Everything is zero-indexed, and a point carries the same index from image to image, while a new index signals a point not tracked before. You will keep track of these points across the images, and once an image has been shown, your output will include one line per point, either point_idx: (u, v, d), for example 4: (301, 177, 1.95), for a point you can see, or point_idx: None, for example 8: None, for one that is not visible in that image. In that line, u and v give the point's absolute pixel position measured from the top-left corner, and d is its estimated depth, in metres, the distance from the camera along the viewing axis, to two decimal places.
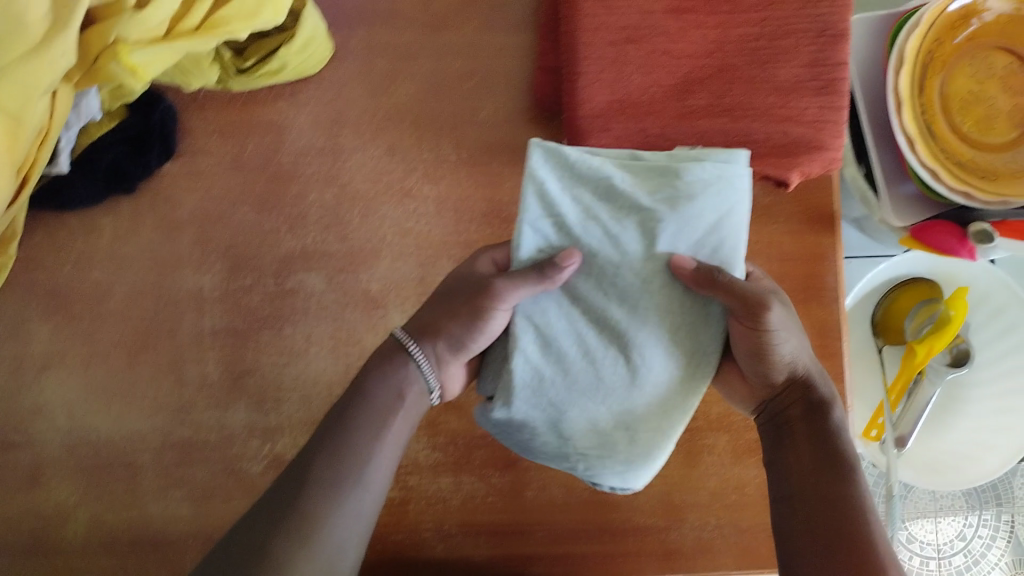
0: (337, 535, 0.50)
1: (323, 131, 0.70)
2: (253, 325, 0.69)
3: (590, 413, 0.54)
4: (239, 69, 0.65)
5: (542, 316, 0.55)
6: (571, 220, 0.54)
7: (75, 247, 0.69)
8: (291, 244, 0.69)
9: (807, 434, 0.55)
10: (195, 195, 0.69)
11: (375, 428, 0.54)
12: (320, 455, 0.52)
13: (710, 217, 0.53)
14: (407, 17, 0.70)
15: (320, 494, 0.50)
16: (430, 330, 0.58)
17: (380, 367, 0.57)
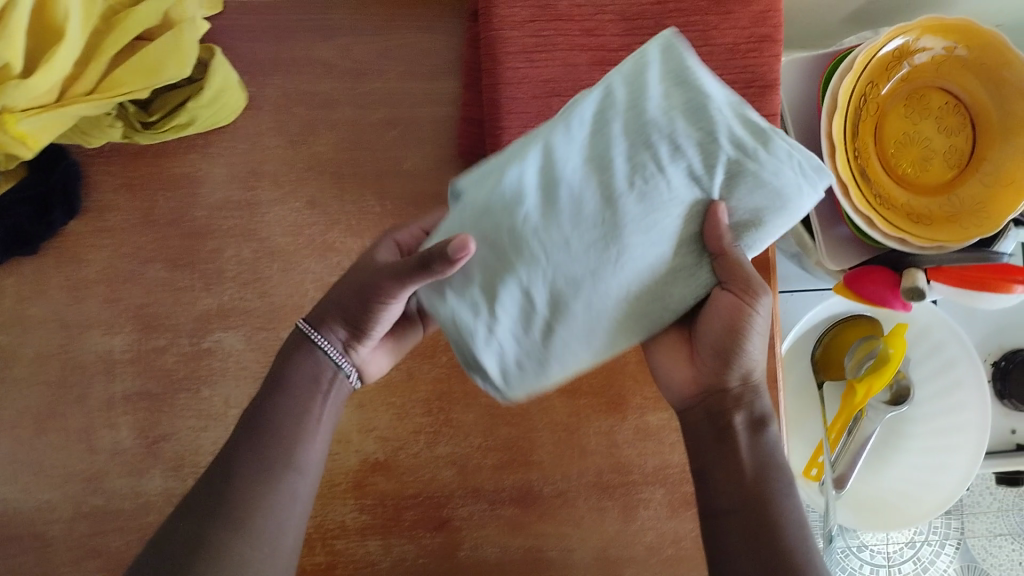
0: (274, 520, 0.49)
1: (239, 184, 0.67)
2: (169, 388, 0.66)
3: (520, 296, 0.45)
4: (144, 123, 0.63)
5: (563, 166, 0.44)
6: (649, 104, 0.44)
7: None
8: (206, 301, 0.66)
9: (746, 454, 0.51)
10: (103, 253, 0.66)
11: (301, 407, 0.54)
12: (248, 441, 0.52)
13: (766, 190, 0.44)
14: (326, 64, 0.68)
15: (250, 481, 0.50)
16: (333, 315, 0.55)
17: (287, 360, 0.55)
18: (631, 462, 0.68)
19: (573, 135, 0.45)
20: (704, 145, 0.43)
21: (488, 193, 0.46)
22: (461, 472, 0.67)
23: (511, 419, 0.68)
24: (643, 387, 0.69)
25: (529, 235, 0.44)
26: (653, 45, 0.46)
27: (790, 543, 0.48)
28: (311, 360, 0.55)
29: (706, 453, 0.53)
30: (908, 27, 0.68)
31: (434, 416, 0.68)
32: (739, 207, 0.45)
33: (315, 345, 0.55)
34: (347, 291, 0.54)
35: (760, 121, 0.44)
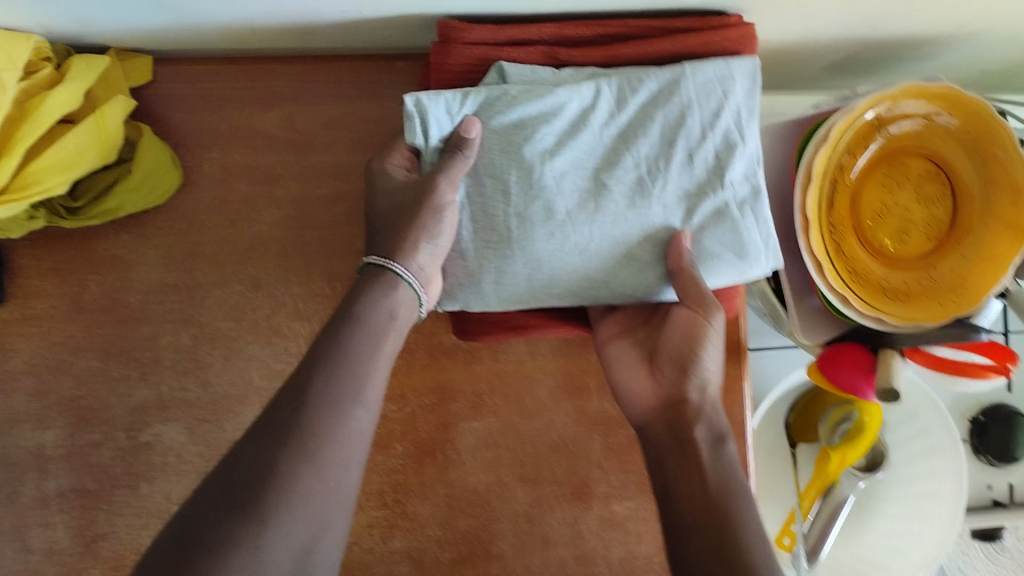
0: (341, 451, 0.46)
1: (176, 267, 0.63)
2: (105, 485, 0.62)
3: (500, 190, 0.54)
4: (70, 209, 0.59)
5: (597, 116, 0.55)
6: (691, 114, 0.55)
7: None
8: (144, 393, 0.62)
9: (711, 470, 0.51)
10: (30, 343, 0.62)
11: (365, 328, 0.50)
12: (318, 363, 0.48)
13: (742, 233, 0.55)
14: (268, 136, 0.63)
15: (321, 409, 0.46)
16: (390, 243, 0.54)
17: (357, 291, 0.52)
18: (596, 552, 0.65)
19: (615, 97, 0.55)
20: (712, 167, 0.55)
21: (538, 96, 0.54)
22: (421, 567, 0.64)
23: (471, 510, 0.64)
24: (609, 474, 0.66)
25: (539, 155, 0.54)
26: (738, 66, 0.55)
27: (749, 554, 0.47)
28: (389, 274, 0.53)
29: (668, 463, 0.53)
30: (886, 94, 0.64)
31: (389, 508, 0.64)
32: (710, 239, 0.55)
33: (386, 265, 0.53)
34: (395, 207, 0.54)
35: (761, 185, 0.56)
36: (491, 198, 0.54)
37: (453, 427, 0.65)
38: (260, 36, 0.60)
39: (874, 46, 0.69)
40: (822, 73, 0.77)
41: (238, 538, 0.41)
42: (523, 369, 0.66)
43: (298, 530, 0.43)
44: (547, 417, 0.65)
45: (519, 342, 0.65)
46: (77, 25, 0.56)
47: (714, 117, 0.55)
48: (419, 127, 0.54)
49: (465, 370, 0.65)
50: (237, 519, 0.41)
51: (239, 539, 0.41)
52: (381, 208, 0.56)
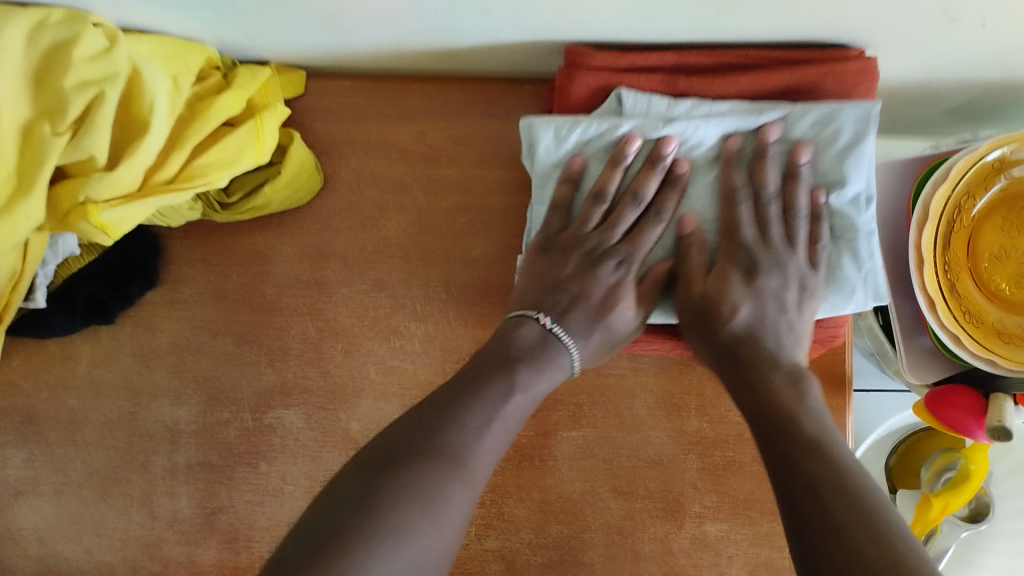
0: (472, 470, 0.50)
1: (309, 263, 0.68)
2: (229, 461, 0.67)
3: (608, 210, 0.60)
4: (223, 204, 0.66)
5: (699, 146, 0.59)
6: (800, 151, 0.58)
7: (52, 374, 0.68)
8: (271, 378, 0.68)
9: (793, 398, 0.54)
10: (175, 324, 0.68)
11: (511, 378, 0.55)
12: (468, 393, 0.53)
13: (732, 207, 0.58)
14: (401, 149, 0.69)
15: (468, 421, 0.52)
16: (579, 327, 0.61)
17: (508, 347, 0.58)
18: (685, 571, 0.66)
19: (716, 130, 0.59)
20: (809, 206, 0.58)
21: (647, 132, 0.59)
22: (512, 566, 0.66)
23: (565, 518, 0.66)
24: (702, 495, 0.67)
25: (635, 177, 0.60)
26: (852, 110, 0.57)
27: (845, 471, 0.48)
28: (564, 358, 0.60)
29: (769, 448, 0.52)
30: (1009, 138, 0.65)
31: (486, 507, 0.67)
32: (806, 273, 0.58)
33: (565, 343, 0.60)
34: (598, 304, 0.60)
35: (866, 226, 0.58)
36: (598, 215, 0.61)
37: (552, 434, 0.67)
38: (403, 55, 0.66)
39: (994, 91, 0.69)
40: (939, 118, 0.77)
41: (369, 525, 0.44)
42: (623, 384, 0.67)
43: (429, 532, 0.46)
44: (646, 433, 0.67)
45: (621, 358, 0.68)
46: (245, 39, 0.63)
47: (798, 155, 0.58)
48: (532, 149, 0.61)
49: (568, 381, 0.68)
50: (367, 510, 0.45)
51: (374, 520, 0.44)
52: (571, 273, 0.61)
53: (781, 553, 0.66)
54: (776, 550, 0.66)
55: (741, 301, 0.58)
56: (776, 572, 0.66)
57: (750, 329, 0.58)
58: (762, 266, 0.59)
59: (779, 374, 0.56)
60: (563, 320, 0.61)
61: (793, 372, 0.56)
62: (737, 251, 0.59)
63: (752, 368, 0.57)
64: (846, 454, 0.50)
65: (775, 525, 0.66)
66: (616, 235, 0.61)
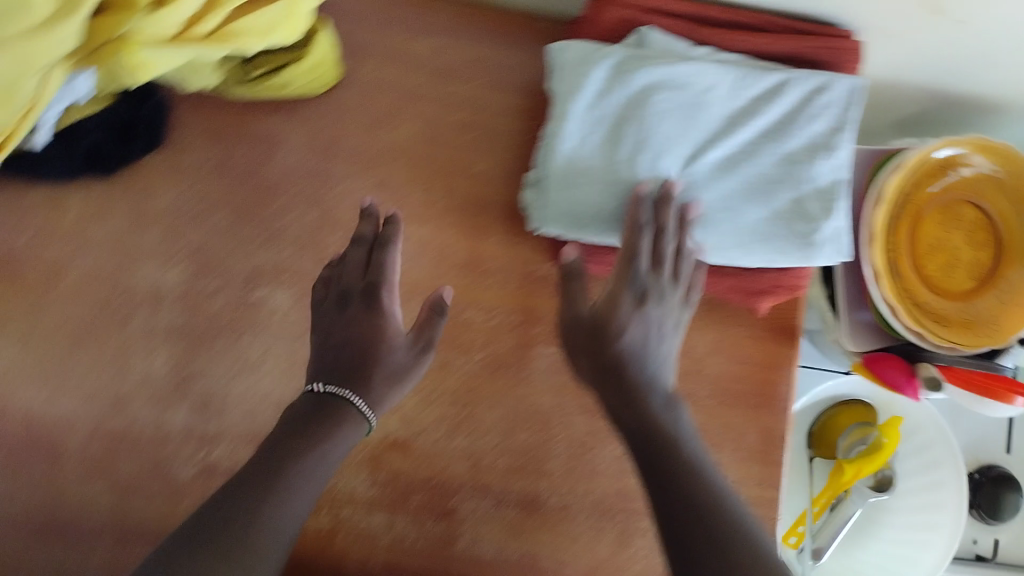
0: (267, 550, 0.50)
1: (316, 152, 0.69)
2: (209, 332, 0.66)
3: (616, 131, 0.63)
4: (242, 78, 0.65)
5: (714, 89, 0.63)
6: (800, 111, 0.64)
7: (38, 219, 0.66)
8: (263, 257, 0.67)
9: (675, 423, 0.60)
10: (173, 189, 0.67)
11: (297, 458, 0.54)
12: (264, 478, 0.53)
13: (635, 237, 0.62)
14: (422, 58, 0.70)
15: (263, 503, 0.51)
16: (361, 377, 0.60)
17: (294, 427, 0.56)
18: (637, 492, 0.69)
19: (728, 75, 0.63)
20: (787, 163, 0.64)
21: (665, 62, 0.63)
22: (478, 465, 0.69)
23: (532, 426, 0.69)
24: None
25: (642, 90, 0.63)
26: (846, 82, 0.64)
27: (719, 496, 0.55)
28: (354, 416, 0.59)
29: (653, 465, 0.58)
30: (959, 141, 0.74)
31: (459, 408, 0.69)
32: (789, 218, 0.64)
33: (351, 405, 0.59)
34: (368, 346, 0.61)
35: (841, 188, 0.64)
36: (605, 134, 0.63)
37: (530, 348, 0.70)
38: None
39: (948, 102, 0.78)
40: (890, 128, 0.86)
41: None
42: None
43: None
44: None
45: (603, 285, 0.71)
46: None
47: (689, 211, 0.63)
48: (555, 70, 0.65)
49: (551, 301, 0.70)
50: None
51: None
52: (343, 322, 0.62)
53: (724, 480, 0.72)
54: None
55: (636, 319, 0.63)
56: None
57: (633, 344, 0.62)
58: (653, 292, 0.63)
59: (659, 414, 0.60)
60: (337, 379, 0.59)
61: (669, 407, 0.60)
62: (632, 274, 0.63)
63: (631, 404, 0.60)
64: (719, 484, 0.56)
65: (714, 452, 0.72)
66: (356, 275, 0.63)
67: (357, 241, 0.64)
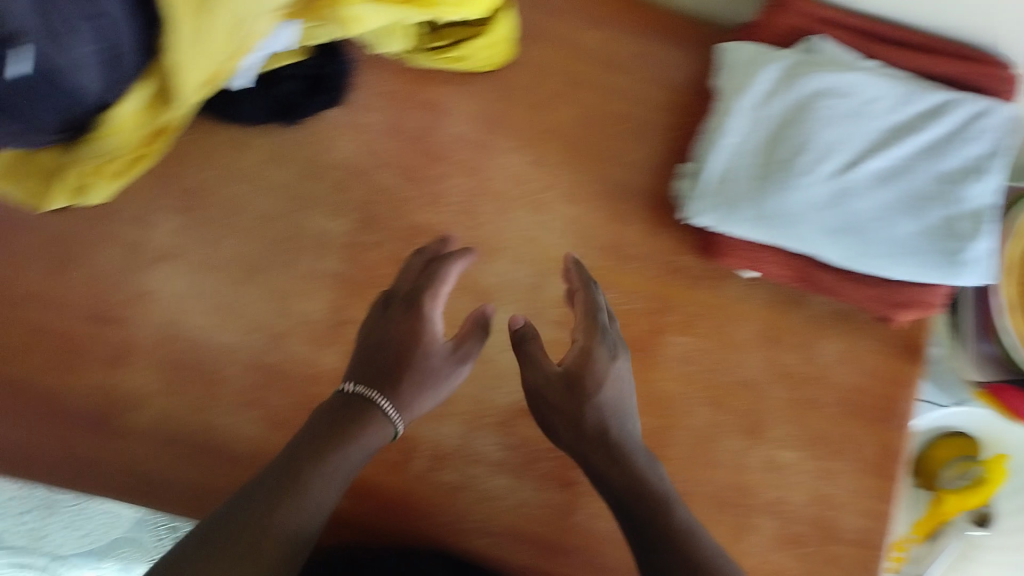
0: (271, 555, 0.50)
1: (481, 124, 0.72)
2: (366, 281, 0.69)
3: (777, 133, 0.66)
4: (424, 48, 0.69)
5: (876, 102, 0.65)
6: (960, 131, 0.64)
7: (222, 158, 0.70)
8: (422, 217, 0.71)
9: (662, 481, 0.57)
10: (347, 144, 0.71)
11: (318, 463, 0.55)
12: (280, 481, 0.53)
13: (589, 293, 0.64)
14: (589, 46, 0.73)
15: (282, 503, 0.52)
16: (394, 376, 0.60)
17: (311, 436, 0.57)
18: (754, 487, 0.71)
19: (892, 90, 0.65)
20: (942, 181, 0.65)
21: (834, 70, 0.65)
22: None
23: (656, 411, 0.72)
24: (780, 423, 0.71)
25: (808, 95, 0.65)
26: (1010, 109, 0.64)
27: (712, 551, 0.52)
28: (386, 423, 0.59)
29: (634, 523, 0.55)
30: None
31: None
32: (936, 234, 0.65)
33: (390, 415, 0.59)
34: (405, 348, 0.61)
35: (995, 211, 0.64)
36: (765, 134, 0.67)
37: (663, 335, 0.72)
38: None
39: None
40: None
41: None
42: (737, 307, 0.72)
43: None
44: (745, 355, 0.72)
45: (740, 282, 0.73)
46: None
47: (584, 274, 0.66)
48: (724, 68, 0.68)
49: (687, 291, 0.72)
50: None
51: None
52: (390, 323, 0.62)
53: (838, 490, 0.71)
54: (833, 487, 0.71)
55: (607, 365, 0.60)
56: (831, 507, 0.70)
57: (605, 407, 0.59)
58: (606, 342, 0.61)
59: (634, 472, 0.57)
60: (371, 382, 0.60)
61: (648, 461, 0.58)
62: (596, 327, 0.62)
63: (608, 466, 0.57)
64: (711, 545, 0.53)
65: (838, 463, 0.71)
66: (404, 281, 0.64)
67: (426, 262, 0.65)
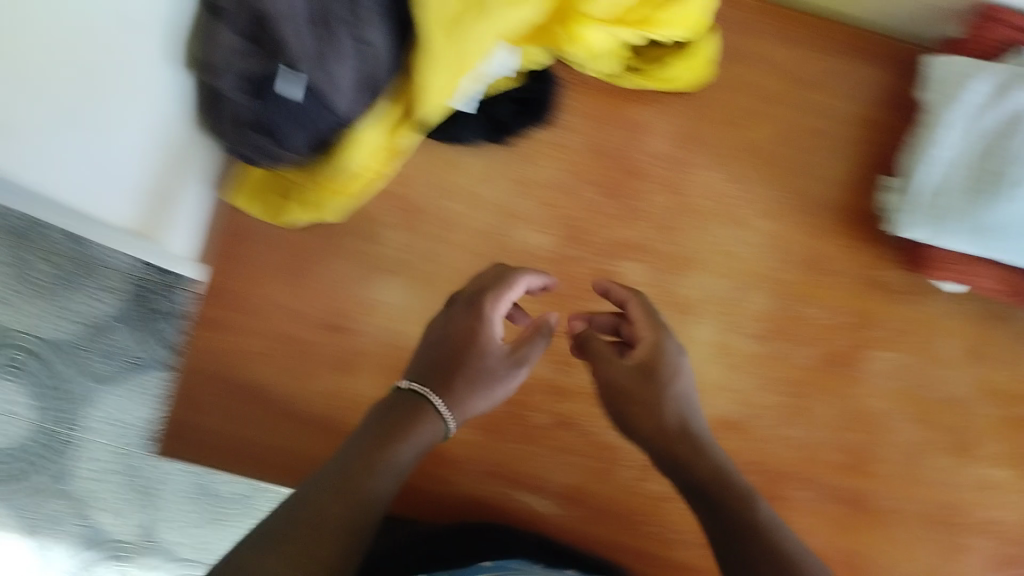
0: (330, 547, 0.48)
1: (681, 143, 0.74)
2: (573, 294, 0.73)
3: (993, 147, 0.65)
4: (631, 69, 0.72)
5: None
6: None
7: (448, 177, 0.74)
8: (624, 233, 0.73)
9: (740, 481, 0.57)
10: (555, 164, 0.74)
11: (371, 459, 0.53)
12: (334, 478, 0.52)
13: (637, 304, 0.61)
14: (784, 66, 0.74)
15: (336, 498, 0.50)
16: (452, 374, 0.58)
17: (360, 437, 0.55)
18: (963, 504, 0.70)
19: None
20: None
21: None
22: (806, 453, 0.72)
23: (859, 426, 0.71)
24: (988, 441, 0.71)
25: None
26: None
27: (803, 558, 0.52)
28: (438, 424, 0.57)
29: (720, 527, 0.55)
30: None
31: (792, 397, 0.72)
32: None
33: (445, 415, 0.57)
34: (460, 347, 0.59)
35: None
36: (981, 149, 0.65)
37: (865, 350, 0.72)
38: None
39: None
40: None
41: None
42: (942, 323, 0.72)
43: None
44: (949, 371, 0.71)
45: (943, 298, 0.72)
46: None
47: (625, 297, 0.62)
48: (938, 83, 0.67)
49: (889, 306, 0.72)
50: None
51: None
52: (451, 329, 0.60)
53: None
54: None
55: (674, 361, 0.59)
56: None
57: (679, 397, 0.59)
58: (670, 345, 0.59)
59: (710, 465, 0.57)
60: (431, 381, 0.58)
61: (721, 452, 0.58)
62: (652, 333, 0.60)
63: (693, 458, 0.57)
64: (803, 553, 0.53)
65: None
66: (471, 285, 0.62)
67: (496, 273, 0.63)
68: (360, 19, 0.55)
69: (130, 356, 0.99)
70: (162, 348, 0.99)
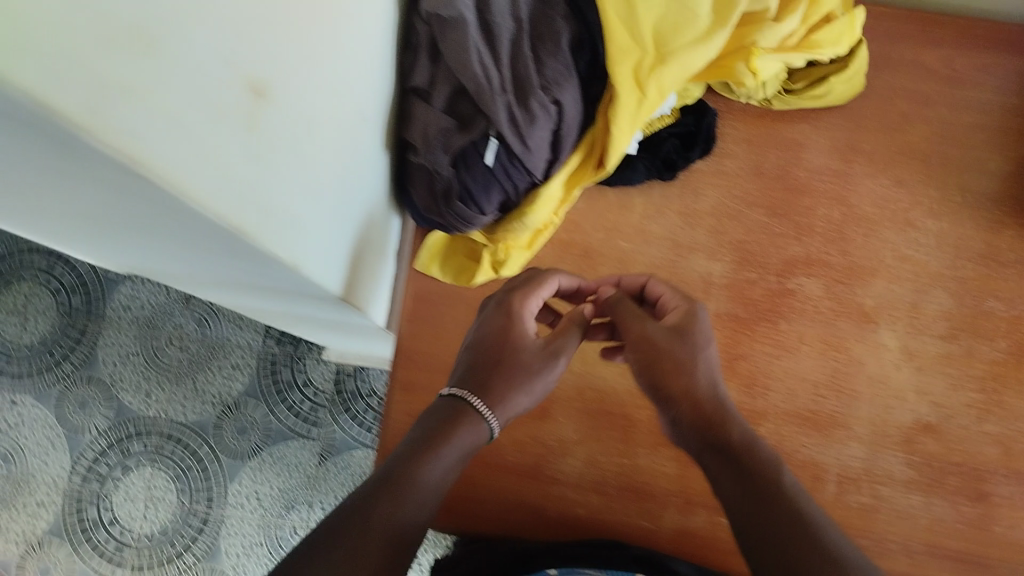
0: (378, 544, 0.45)
1: (839, 155, 0.76)
2: (753, 317, 0.73)
3: None
4: (789, 90, 0.73)
5: None
6: None
7: (611, 219, 0.75)
8: (796, 249, 0.74)
9: (767, 449, 0.53)
10: (718, 191, 0.75)
11: (422, 457, 0.51)
12: (379, 478, 0.49)
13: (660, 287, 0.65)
14: (930, 68, 0.76)
15: (383, 495, 0.47)
16: (488, 370, 0.58)
17: (407, 441, 0.53)
18: None
19: None
20: None
21: None
22: (1011, 448, 0.71)
23: None
24: None
25: None
26: None
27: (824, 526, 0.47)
28: (483, 427, 0.56)
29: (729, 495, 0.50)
30: None
31: (987, 394, 0.71)
32: None
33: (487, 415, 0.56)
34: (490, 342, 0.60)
35: None
36: None
37: None
38: None
39: None
40: None
41: None
42: None
43: None
44: None
45: None
46: None
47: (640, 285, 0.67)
48: None
49: None
50: None
51: None
52: (480, 332, 0.61)
53: None
54: None
55: (698, 334, 0.59)
56: None
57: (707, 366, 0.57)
58: (701, 321, 0.60)
59: (739, 431, 0.53)
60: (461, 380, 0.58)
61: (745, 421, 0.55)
62: (685, 312, 0.61)
63: (714, 425, 0.54)
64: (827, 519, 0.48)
65: None
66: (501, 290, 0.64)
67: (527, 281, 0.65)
68: (553, 79, 0.58)
69: (261, 427, 1.10)
70: (288, 416, 1.11)
